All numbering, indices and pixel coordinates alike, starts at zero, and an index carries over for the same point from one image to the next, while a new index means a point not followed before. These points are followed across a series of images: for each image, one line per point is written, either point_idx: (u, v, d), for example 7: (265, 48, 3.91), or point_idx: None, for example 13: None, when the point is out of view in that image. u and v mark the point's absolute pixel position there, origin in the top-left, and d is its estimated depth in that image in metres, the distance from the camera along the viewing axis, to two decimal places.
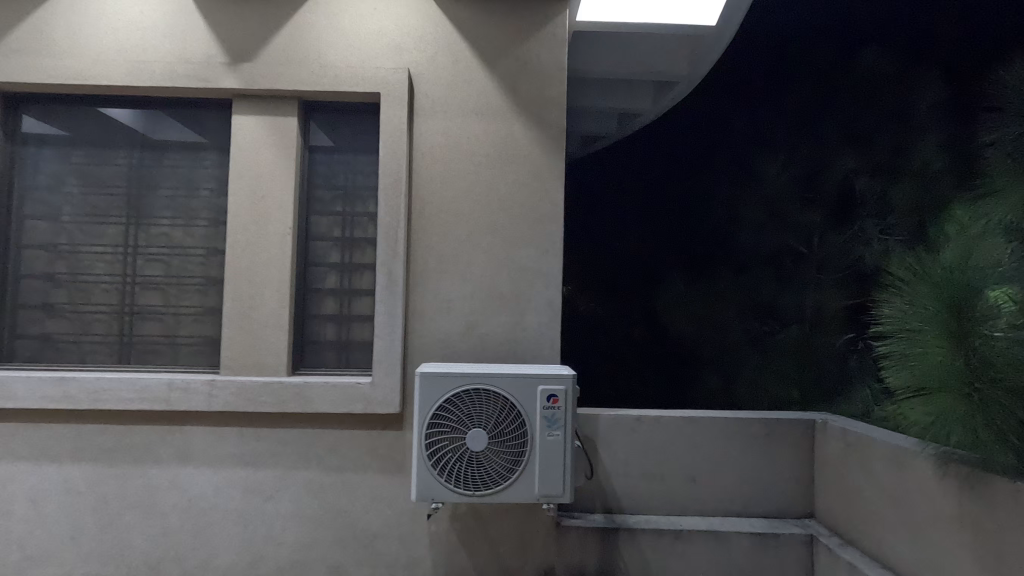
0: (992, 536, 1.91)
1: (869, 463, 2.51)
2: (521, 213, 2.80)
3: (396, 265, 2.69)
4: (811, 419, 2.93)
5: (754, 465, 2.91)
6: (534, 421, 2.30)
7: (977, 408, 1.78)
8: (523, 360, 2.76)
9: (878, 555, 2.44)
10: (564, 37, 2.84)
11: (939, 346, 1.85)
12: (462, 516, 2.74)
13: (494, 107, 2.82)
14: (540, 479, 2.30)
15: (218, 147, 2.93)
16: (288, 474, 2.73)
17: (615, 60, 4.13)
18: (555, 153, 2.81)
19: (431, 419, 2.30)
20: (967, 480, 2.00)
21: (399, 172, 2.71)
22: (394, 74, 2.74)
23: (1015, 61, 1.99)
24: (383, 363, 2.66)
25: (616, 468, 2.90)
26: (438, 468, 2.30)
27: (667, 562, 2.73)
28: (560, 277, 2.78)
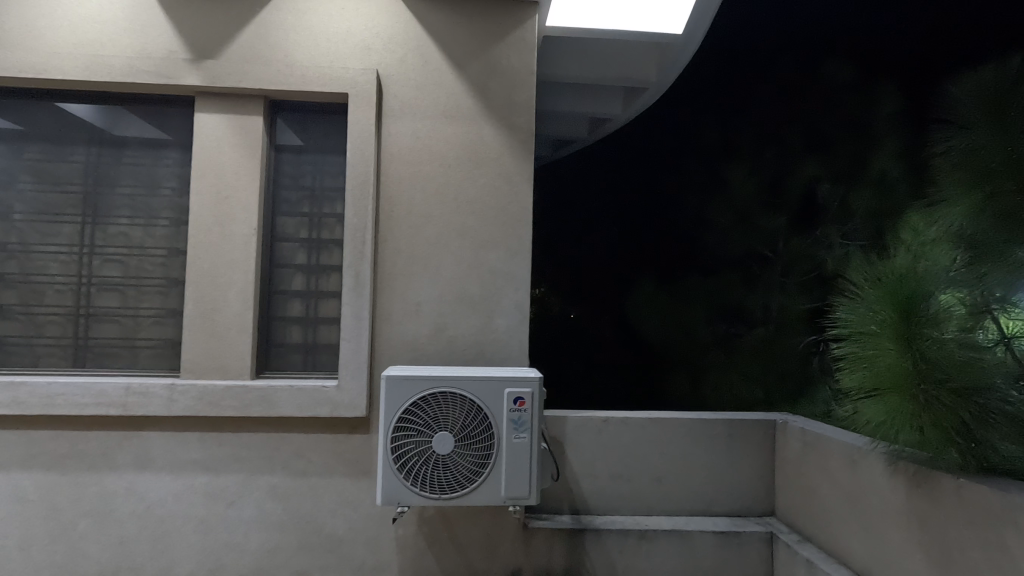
0: (937, 531, 1.99)
1: (825, 462, 2.59)
2: (491, 216, 2.80)
3: (364, 267, 2.67)
4: (772, 419, 3.01)
5: (718, 465, 2.97)
6: (501, 423, 2.31)
7: (924, 408, 1.85)
8: (491, 362, 2.77)
9: (833, 551, 2.52)
10: (533, 42, 2.87)
11: (890, 348, 1.92)
12: (429, 520, 2.73)
13: (464, 110, 2.82)
14: (506, 482, 2.30)
15: (181, 146, 2.86)
16: (252, 479, 2.68)
17: (585, 64, 4.17)
18: (524, 155, 2.83)
19: (397, 422, 2.29)
20: (915, 477, 2.09)
21: (367, 173, 2.69)
22: (363, 75, 2.72)
23: (962, 72, 2.05)
24: (349, 367, 2.64)
25: (584, 469, 2.93)
26: (404, 472, 2.29)
27: (633, 562, 2.76)
28: (528, 279, 2.80)
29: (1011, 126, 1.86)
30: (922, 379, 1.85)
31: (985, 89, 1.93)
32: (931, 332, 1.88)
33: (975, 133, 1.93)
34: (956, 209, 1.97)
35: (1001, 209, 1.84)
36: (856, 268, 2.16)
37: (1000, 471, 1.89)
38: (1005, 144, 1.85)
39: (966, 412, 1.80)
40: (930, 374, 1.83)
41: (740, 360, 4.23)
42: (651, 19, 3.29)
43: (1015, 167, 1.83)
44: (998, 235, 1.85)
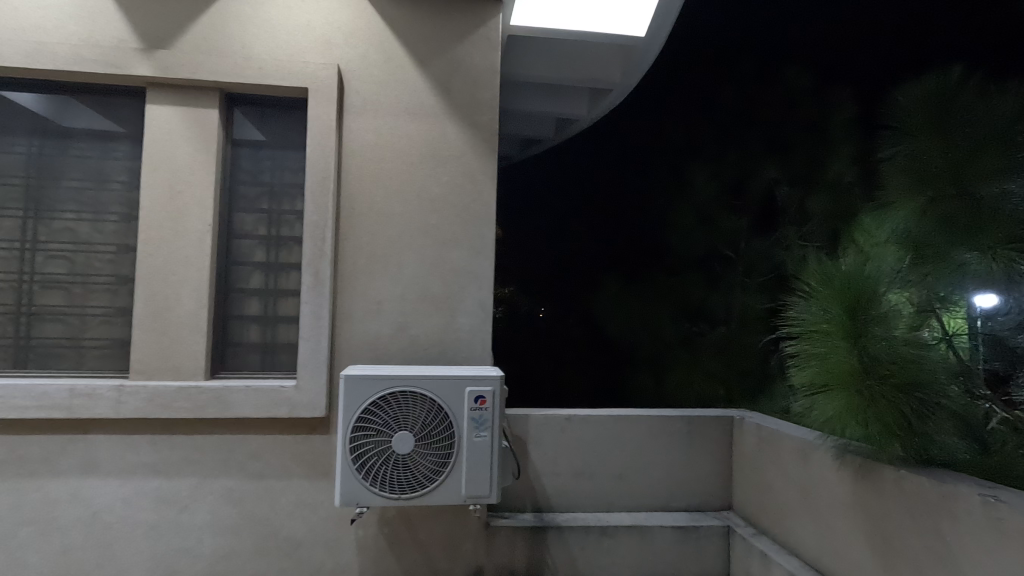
0: (880, 520, 2.07)
1: (779, 456, 2.67)
2: (454, 215, 2.80)
3: (324, 265, 2.62)
4: (729, 416, 3.09)
5: (678, 461, 3.03)
6: (461, 422, 2.30)
7: (870, 403, 1.92)
8: (454, 361, 2.76)
9: (786, 543, 2.59)
10: (497, 41, 2.87)
11: (838, 346, 1.99)
12: (391, 521, 2.71)
13: (427, 108, 2.81)
14: (467, 481, 2.30)
15: (132, 138, 2.77)
16: (206, 483, 2.61)
17: (550, 65, 4.20)
18: (487, 154, 2.83)
19: (356, 422, 2.26)
20: (860, 470, 2.17)
21: (327, 170, 2.64)
22: (324, 70, 2.67)
23: (910, 80, 2.11)
24: (308, 366, 2.59)
25: (546, 467, 2.95)
26: (363, 472, 2.26)
27: (594, 558, 2.79)
28: (491, 278, 2.80)
29: (953, 132, 1.92)
30: (868, 376, 1.92)
31: (926, 96, 2.01)
32: (876, 330, 1.95)
33: (918, 138, 2.00)
34: (901, 212, 2.04)
35: (943, 211, 1.91)
36: (809, 269, 2.22)
37: (937, 462, 2.00)
38: (946, 148, 1.92)
39: (907, 406, 1.89)
40: (875, 369, 1.91)
41: (702, 359, 4.31)
42: (614, 22, 3.33)
43: (955, 171, 1.90)
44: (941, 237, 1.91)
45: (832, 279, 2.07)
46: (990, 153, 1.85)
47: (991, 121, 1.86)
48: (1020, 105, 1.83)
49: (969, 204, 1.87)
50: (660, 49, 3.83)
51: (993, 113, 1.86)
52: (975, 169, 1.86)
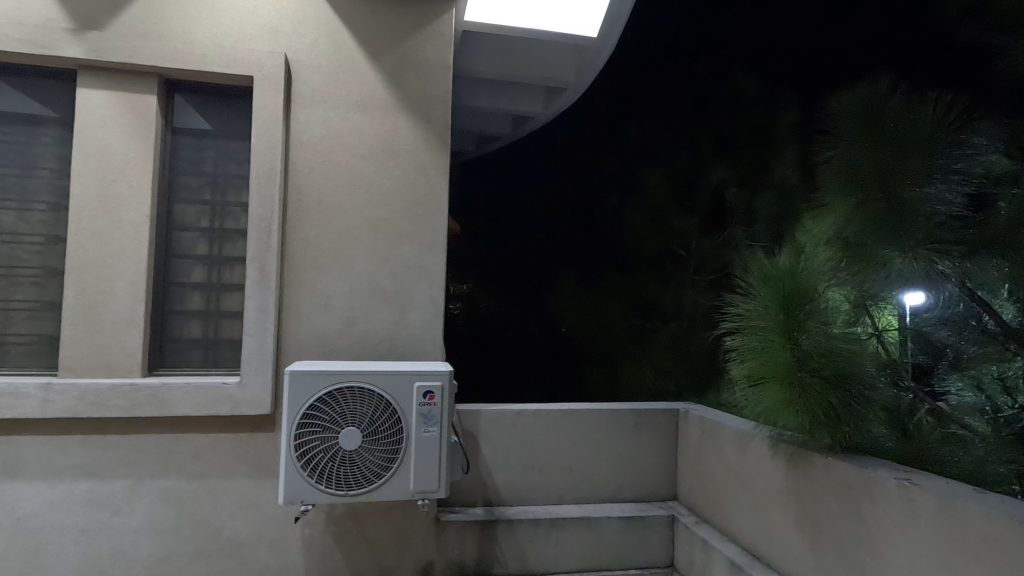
0: (810, 505, 2.18)
1: (720, 446, 2.77)
2: (406, 210, 2.78)
3: (269, 259, 2.56)
4: (675, 408, 3.19)
5: (625, 453, 3.11)
6: (409, 418, 2.29)
7: (799, 394, 2.03)
8: (405, 358, 2.75)
9: (726, 530, 2.70)
10: (450, 36, 2.86)
11: (773, 341, 2.10)
12: (338, 519, 2.67)
13: (378, 101, 2.77)
14: (415, 476, 2.29)
15: (62, 124, 2.62)
16: (142, 484, 2.51)
17: (505, 61, 4.21)
18: (439, 149, 2.82)
19: (301, 419, 2.22)
20: (792, 458, 2.28)
21: (273, 161, 2.57)
22: (270, 58, 2.60)
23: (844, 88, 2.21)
24: (252, 362, 2.52)
25: (497, 461, 2.97)
26: (309, 469, 2.23)
27: (543, 550, 2.83)
28: (442, 273, 2.80)
29: (881, 139, 2.01)
30: (798, 369, 2.02)
31: (858, 103, 2.09)
32: (807, 326, 2.07)
33: (850, 143, 2.08)
34: (834, 214, 2.15)
35: (871, 213, 1.99)
36: (750, 267, 2.34)
37: (861, 449, 2.13)
38: (875, 153, 2.00)
39: (834, 397, 2.00)
40: (806, 363, 2.02)
41: (653, 356, 4.43)
42: (568, 22, 3.37)
43: (882, 175, 1.97)
44: (868, 238, 2.02)
45: (768, 277, 2.17)
46: (914, 158, 1.93)
47: (915, 127, 1.93)
48: (941, 114, 1.92)
49: (894, 207, 1.95)
50: (612, 50, 3.89)
51: (917, 120, 1.93)
52: (900, 174, 1.94)
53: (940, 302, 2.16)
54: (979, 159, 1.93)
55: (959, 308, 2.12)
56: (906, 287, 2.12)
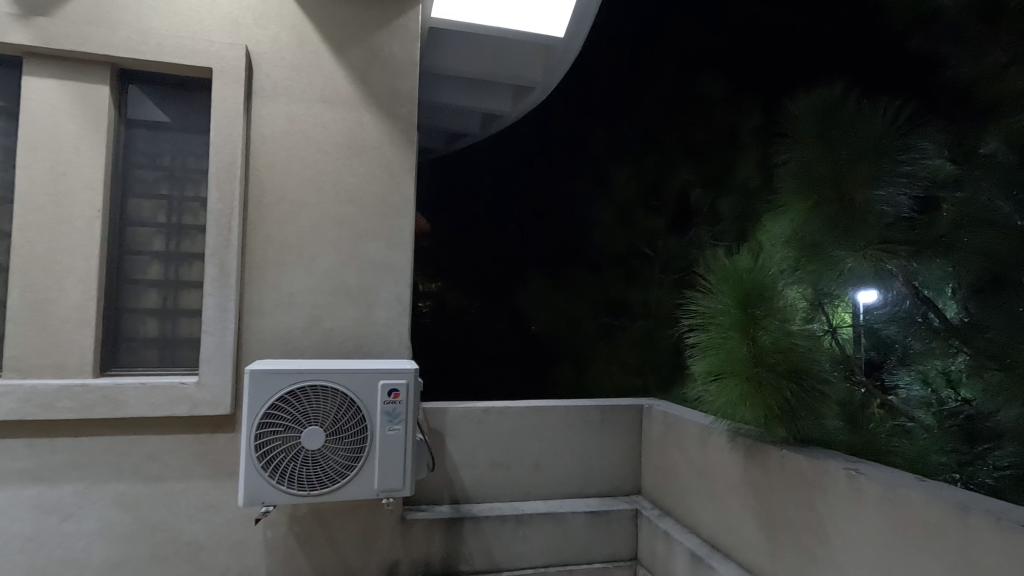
0: (765, 496, 2.25)
1: (682, 440, 2.84)
2: (371, 207, 2.75)
3: (230, 255, 2.50)
4: (640, 404, 3.25)
5: (591, 449, 3.15)
6: (374, 416, 2.28)
7: (757, 390, 2.09)
8: (370, 356, 2.72)
9: (687, 522, 2.76)
10: (416, 32, 2.84)
11: (732, 337, 2.16)
12: (302, 519, 2.64)
13: (343, 96, 2.74)
14: (379, 474, 2.28)
15: (7, 113, 2.51)
16: (94, 488, 2.43)
17: (472, 59, 4.21)
18: (406, 146, 2.80)
19: (263, 419, 2.18)
20: (749, 450, 2.36)
21: (234, 156, 2.52)
22: (230, 50, 2.54)
23: (801, 93, 2.28)
24: (211, 361, 2.46)
25: (464, 459, 2.98)
26: (271, 470, 2.19)
27: (510, 547, 2.85)
28: (408, 271, 2.79)
29: (834, 143, 2.08)
30: (756, 365, 2.09)
31: (814, 108, 2.16)
32: (764, 323, 2.14)
33: (806, 146, 2.15)
34: (790, 215, 2.22)
35: (825, 214, 2.07)
36: (712, 266, 2.40)
37: (813, 441, 2.22)
38: (829, 157, 2.07)
39: (788, 391, 2.08)
40: (762, 359, 2.09)
41: (620, 353, 4.50)
42: (537, 21, 3.39)
43: (836, 178, 2.05)
44: (822, 238, 2.10)
45: (728, 275, 2.23)
46: (865, 163, 2.00)
47: (866, 132, 2.01)
48: (890, 121, 2.01)
49: (846, 208, 2.03)
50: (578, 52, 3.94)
51: (868, 125, 2.02)
52: (853, 177, 2.02)
53: (890, 302, 2.26)
54: (925, 164, 2.03)
55: (906, 307, 2.20)
56: (857, 286, 2.21)
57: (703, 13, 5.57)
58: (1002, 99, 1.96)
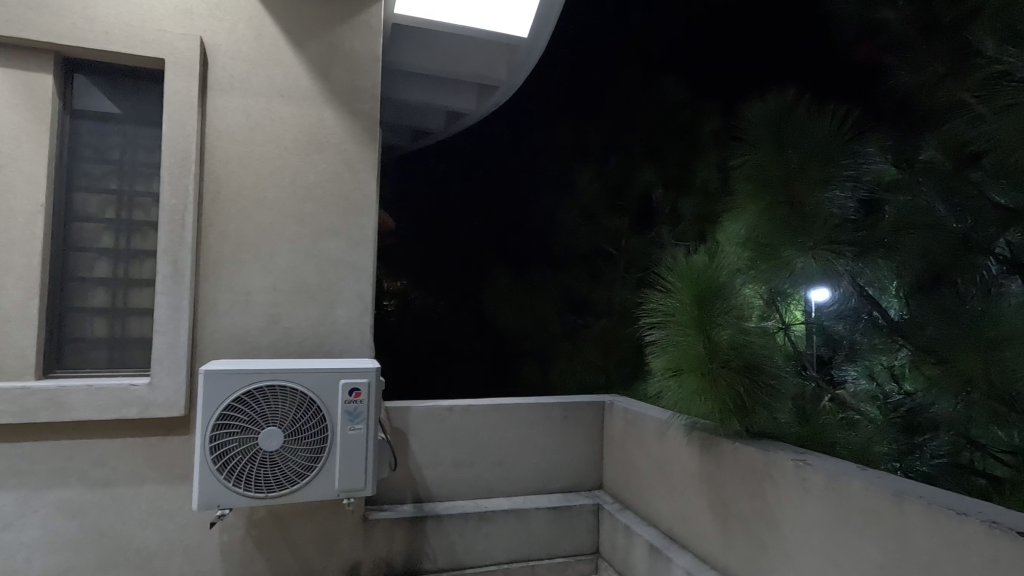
0: (719, 488, 2.33)
1: (641, 435, 2.90)
2: (333, 204, 2.72)
3: (183, 253, 2.42)
4: (601, 401, 3.31)
5: (553, 445, 3.19)
6: (334, 416, 2.25)
7: (711, 385, 2.16)
8: (331, 355, 2.69)
9: (646, 516, 2.83)
10: (379, 28, 2.82)
11: (688, 334, 2.22)
12: (260, 522, 2.59)
13: (303, 91, 2.69)
14: (339, 475, 2.25)
15: None
16: (37, 495, 2.32)
17: (436, 57, 4.20)
18: (368, 143, 2.77)
19: (218, 420, 2.13)
20: (704, 443, 2.43)
21: (188, 150, 2.44)
22: (183, 40, 2.46)
23: (756, 98, 2.35)
24: (164, 362, 2.38)
25: (427, 457, 2.97)
26: (226, 473, 2.14)
27: (473, 544, 2.86)
28: (370, 269, 2.76)
29: (786, 147, 2.16)
30: (710, 360, 2.16)
31: (767, 113, 2.25)
32: (719, 320, 2.21)
33: (759, 149, 2.22)
34: (744, 216, 2.29)
35: (776, 215, 2.14)
36: (670, 265, 2.46)
37: (765, 434, 2.30)
38: (780, 159, 2.15)
39: (740, 386, 2.16)
40: (716, 355, 2.16)
41: (584, 351, 4.56)
42: (501, 21, 3.40)
43: (787, 181, 2.12)
44: (773, 239, 2.17)
45: (685, 274, 2.30)
46: (815, 167, 2.08)
47: (816, 136, 2.10)
48: (837, 127, 2.10)
49: (797, 210, 2.11)
50: (541, 53, 3.98)
51: (819, 131, 2.10)
52: (803, 180, 2.09)
53: (838, 299, 2.35)
54: (868, 168, 2.14)
55: (851, 305, 2.32)
56: (807, 285, 2.31)
57: (665, 16, 5.66)
58: (939, 107, 2.07)
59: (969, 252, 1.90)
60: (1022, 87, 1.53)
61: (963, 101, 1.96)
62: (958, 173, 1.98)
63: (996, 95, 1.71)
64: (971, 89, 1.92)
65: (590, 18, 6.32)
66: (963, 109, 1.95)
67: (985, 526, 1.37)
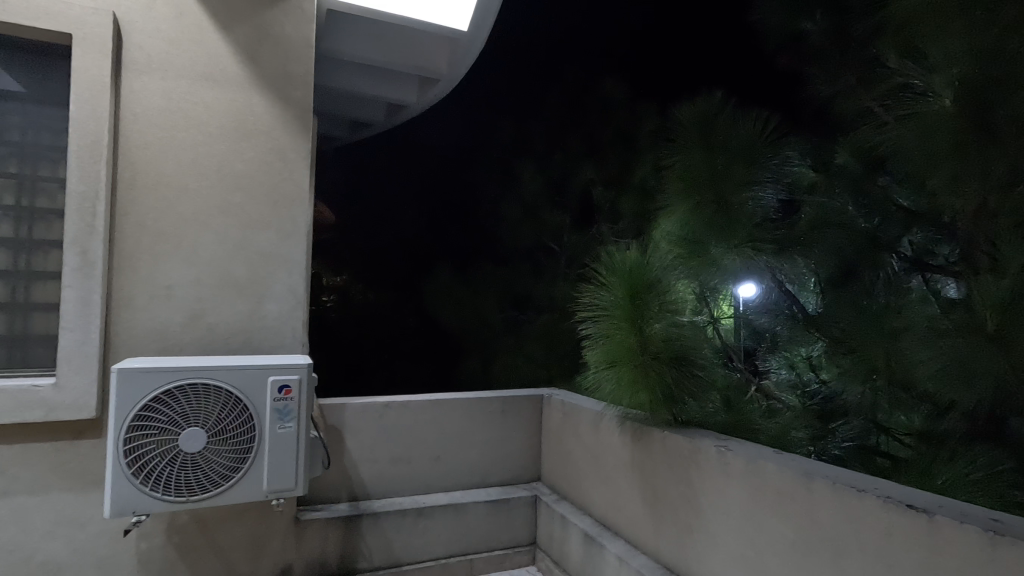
0: (649, 475, 2.42)
1: (577, 427, 2.97)
2: (262, 195, 2.61)
3: (94, 244, 2.26)
4: (539, 394, 3.36)
5: (492, 439, 3.21)
6: (263, 414, 2.17)
7: (641, 377, 2.23)
8: (260, 351, 2.59)
9: (582, 505, 2.90)
10: (312, 14, 2.73)
11: (620, 328, 2.29)
12: (182, 528, 2.46)
13: (229, 75, 2.56)
14: (268, 475, 2.18)
15: None
16: None
17: (376, 46, 4.10)
18: (299, 132, 2.68)
19: (134, 422, 2.01)
20: (636, 433, 2.52)
21: (100, 134, 2.27)
22: (94, 15, 2.27)
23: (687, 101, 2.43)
24: (72, 360, 2.22)
25: (363, 455, 2.92)
26: (143, 477, 2.03)
27: (410, 541, 2.84)
28: (302, 262, 2.67)
29: (713, 149, 2.23)
30: (640, 353, 2.23)
31: (698, 115, 2.32)
32: (650, 314, 2.29)
33: (690, 150, 2.30)
34: (673, 214, 2.37)
35: (705, 214, 2.21)
36: (604, 261, 2.52)
37: (693, 422, 2.40)
38: (709, 159, 2.21)
39: (668, 376, 2.25)
40: (647, 348, 2.24)
41: (525, 345, 4.60)
42: (442, 14, 3.37)
43: (713, 180, 2.20)
44: (701, 237, 2.25)
45: (618, 270, 2.35)
46: (739, 167, 2.17)
47: (739, 138, 2.19)
48: (759, 131, 2.20)
49: (723, 208, 2.18)
50: (481, 48, 3.99)
51: (742, 133, 2.20)
52: (729, 180, 2.17)
53: (764, 295, 2.48)
54: (788, 172, 2.26)
55: (774, 299, 2.45)
56: (734, 281, 2.42)
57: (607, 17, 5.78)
58: (850, 115, 2.22)
59: (876, 250, 2.07)
60: (918, 100, 1.68)
61: (871, 109, 2.11)
62: (867, 177, 2.13)
63: (902, 105, 1.82)
64: (876, 98, 2.06)
65: (533, 15, 6.36)
66: (871, 117, 2.09)
67: (881, 501, 1.49)
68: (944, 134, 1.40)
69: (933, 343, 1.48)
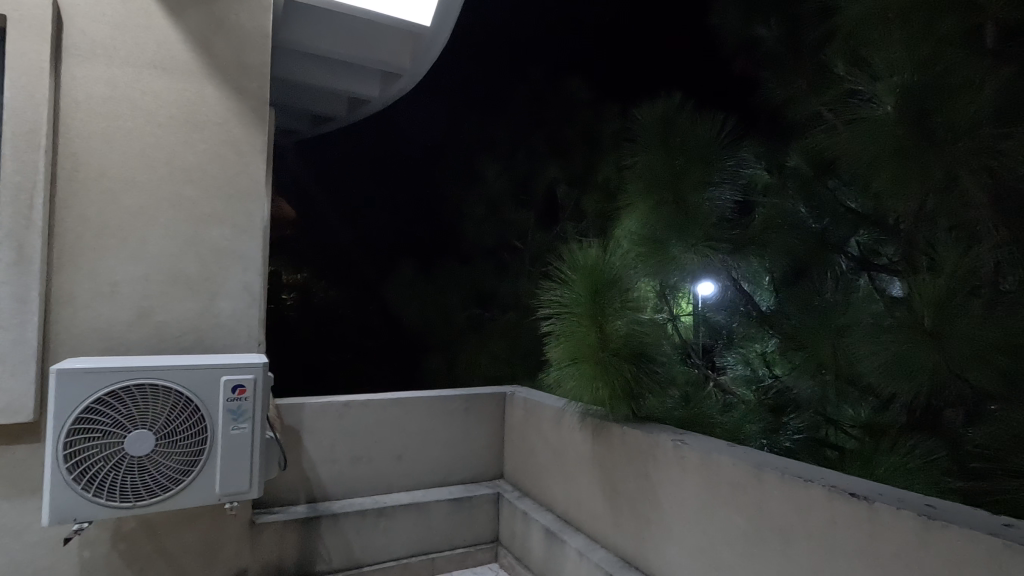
0: (609, 469, 2.46)
1: (540, 423, 2.99)
2: (215, 188, 2.52)
3: (32, 238, 2.14)
4: (501, 392, 3.36)
5: (454, 437, 3.20)
6: (216, 415, 2.10)
7: (602, 373, 2.27)
8: (212, 350, 2.51)
9: (544, 501, 2.92)
10: (269, 4, 2.65)
11: (582, 325, 2.31)
12: (129, 535, 2.36)
13: (180, 63, 2.47)
14: (221, 477, 2.11)
15: None
16: None
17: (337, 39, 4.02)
18: (255, 124, 2.60)
19: (75, 425, 1.91)
20: (596, 428, 2.55)
21: (37, 121, 2.15)
22: None
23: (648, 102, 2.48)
24: (5, 361, 2.09)
25: (322, 455, 2.86)
26: (85, 483, 1.94)
27: (370, 541, 2.81)
28: (258, 259, 2.60)
29: (672, 149, 2.28)
30: (601, 349, 2.26)
31: (658, 115, 2.36)
32: (611, 312, 2.32)
33: (650, 150, 2.34)
34: (633, 213, 2.41)
35: (664, 213, 2.26)
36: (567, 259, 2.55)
37: (652, 417, 2.44)
38: (668, 160, 2.26)
39: (628, 372, 2.28)
40: (608, 344, 2.27)
41: (489, 343, 4.60)
42: (405, 9, 3.33)
43: (672, 180, 2.24)
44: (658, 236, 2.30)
45: (580, 268, 2.38)
46: (697, 169, 2.23)
47: (697, 138, 2.24)
48: (716, 133, 2.26)
49: (681, 208, 2.23)
50: (445, 44, 3.96)
51: (700, 134, 2.25)
52: (687, 180, 2.22)
53: (721, 293, 2.55)
54: (743, 174, 2.33)
55: (730, 297, 2.53)
56: (692, 279, 2.47)
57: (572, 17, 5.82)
58: (801, 119, 2.30)
59: (826, 250, 2.15)
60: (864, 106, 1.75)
61: (820, 114, 2.19)
62: (816, 179, 2.21)
63: (848, 111, 1.91)
64: (825, 104, 2.14)
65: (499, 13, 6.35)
66: (821, 121, 2.17)
67: (826, 490, 1.55)
68: (885, 137, 1.47)
69: (876, 338, 1.54)
